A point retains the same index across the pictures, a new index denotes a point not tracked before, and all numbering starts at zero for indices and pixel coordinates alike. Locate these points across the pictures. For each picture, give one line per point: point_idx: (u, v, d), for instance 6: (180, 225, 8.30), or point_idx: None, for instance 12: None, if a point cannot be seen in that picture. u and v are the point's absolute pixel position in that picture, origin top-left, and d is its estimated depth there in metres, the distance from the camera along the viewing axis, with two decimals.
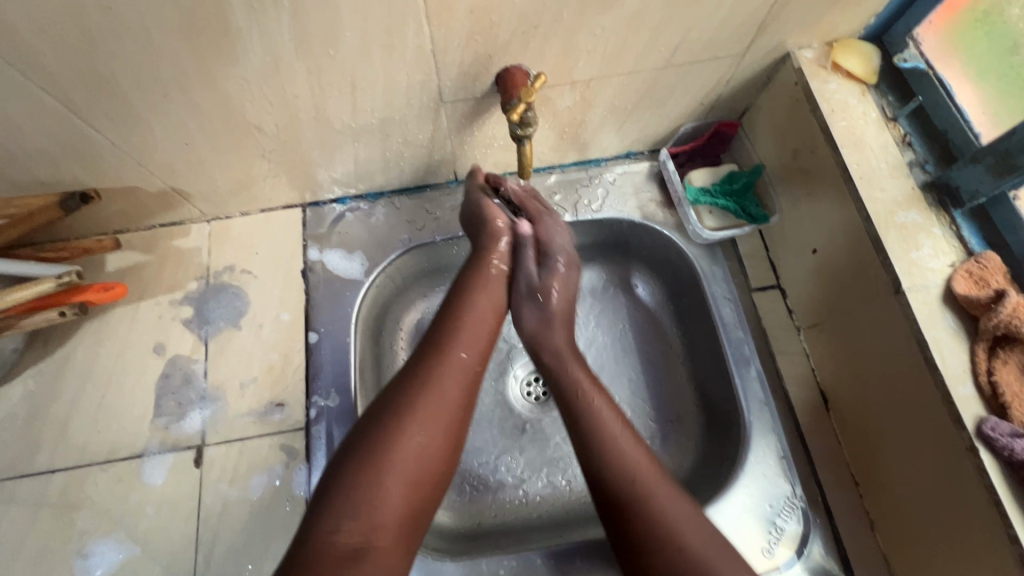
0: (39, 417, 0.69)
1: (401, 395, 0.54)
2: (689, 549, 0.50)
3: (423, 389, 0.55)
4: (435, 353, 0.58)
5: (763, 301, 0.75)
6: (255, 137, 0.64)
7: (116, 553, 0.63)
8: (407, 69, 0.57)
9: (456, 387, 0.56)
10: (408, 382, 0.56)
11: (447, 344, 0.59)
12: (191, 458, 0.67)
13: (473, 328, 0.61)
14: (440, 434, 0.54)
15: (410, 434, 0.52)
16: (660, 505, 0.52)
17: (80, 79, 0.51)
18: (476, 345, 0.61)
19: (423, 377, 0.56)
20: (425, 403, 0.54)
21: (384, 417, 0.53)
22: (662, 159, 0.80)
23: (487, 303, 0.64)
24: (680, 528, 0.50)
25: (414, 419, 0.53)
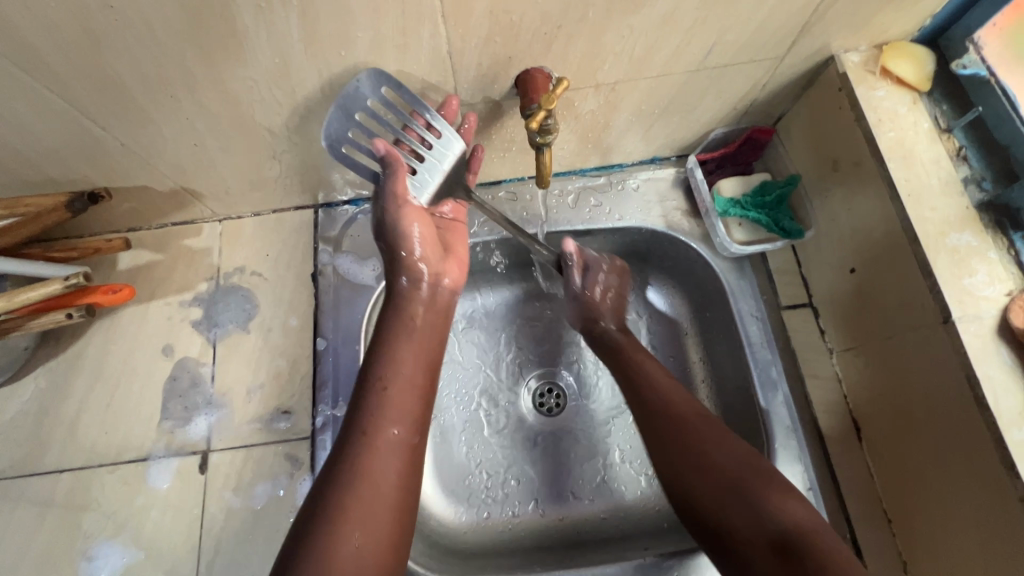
0: (49, 415, 0.69)
1: (330, 486, 0.49)
2: (714, 458, 0.56)
3: (357, 475, 0.49)
4: (354, 449, 0.50)
5: (793, 320, 0.71)
6: (266, 139, 0.62)
7: (119, 557, 0.63)
8: (422, 70, 0.54)
9: (394, 468, 0.51)
10: (319, 515, 0.47)
11: (368, 443, 0.51)
12: (196, 463, 0.66)
13: (400, 415, 0.53)
14: (382, 526, 0.48)
15: (352, 531, 0.46)
16: (712, 454, 0.56)
17: (85, 78, 0.49)
18: (414, 416, 0.55)
19: (350, 466, 0.49)
20: (360, 501, 0.48)
21: (324, 511, 0.47)
22: (690, 166, 0.76)
23: (420, 363, 0.57)
24: (721, 462, 0.55)
25: (353, 517, 0.47)
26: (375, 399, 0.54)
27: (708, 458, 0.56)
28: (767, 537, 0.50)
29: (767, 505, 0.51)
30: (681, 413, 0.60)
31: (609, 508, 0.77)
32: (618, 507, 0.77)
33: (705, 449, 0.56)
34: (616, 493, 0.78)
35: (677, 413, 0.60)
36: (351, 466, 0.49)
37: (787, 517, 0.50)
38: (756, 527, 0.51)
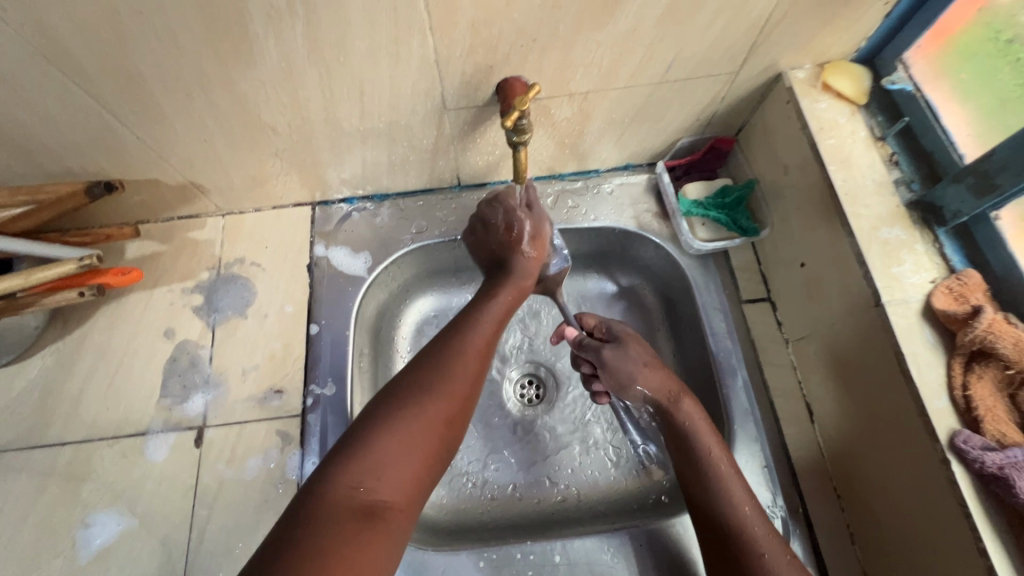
0: (54, 391, 0.73)
1: (417, 375, 0.56)
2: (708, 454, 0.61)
3: (441, 377, 0.56)
4: (449, 351, 0.59)
5: (753, 313, 0.77)
6: (270, 137, 0.68)
7: (116, 525, 0.66)
8: (412, 77, 0.61)
9: (467, 379, 0.58)
10: (402, 392, 0.55)
11: (461, 349, 0.59)
12: (192, 438, 0.70)
13: (483, 342, 0.61)
14: (453, 415, 0.55)
15: (429, 409, 0.53)
16: (741, 512, 0.58)
17: (111, 76, 0.56)
18: (490, 347, 0.62)
19: (435, 366, 0.57)
20: (437, 394, 0.55)
21: (405, 390, 0.55)
22: (659, 171, 0.82)
23: (504, 307, 0.65)
24: (753, 528, 0.57)
25: (432, 398, 0.54)
26: (467, 326, 0.62)
27: (705, 453, 0.61)
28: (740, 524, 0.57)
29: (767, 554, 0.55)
30: (674, 394, 0.65)
31: (582, 492, 0.81)
32: (590, 491, 0.81)
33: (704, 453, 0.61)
34: (589, 478, 0.82)
35: (670, 402, 0.65)
36: (396, 421, 0.52)
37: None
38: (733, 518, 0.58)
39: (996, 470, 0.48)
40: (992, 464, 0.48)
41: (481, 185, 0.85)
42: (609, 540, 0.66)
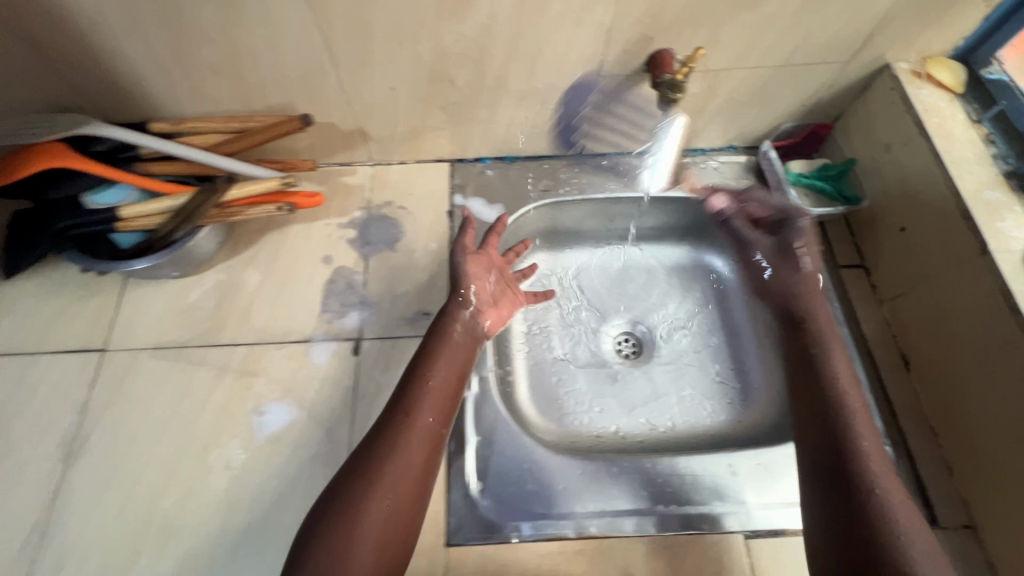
0: (228, 300, 0.83)
1: (361, 459, 0.60)
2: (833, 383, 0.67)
3: (389, 457, 0.60)
4: (399, 421, 0.63)
5: (848, 277, 0.85)
6: (444, 91, 0.79)
7: (286, 414, 0.74)
8: (584, 42, 0.72)
9: (422, 452, 0.61)
10: (358, 478, 0.58)
11: (413, 411, 0.63)
12: (350, 347, 0.79)
13: (434, 408, 0.65)
14: (408, 488, 0.59)
15: (380, 497, 0.57)
16: (866, 447, 0.60)
17: (347, 21, 0.67)
18: (447, 407, 0.66)
19: (388, 442, 0.61)
20: (390, 474, 0.59)
21: (354, 480, 0.58)
22: (764, 149, 0.91)
23: (454, 367, 0.69)
24: (866, 460, 0.59)
25: (382, 486, 0.58)
26: (414, 394, 0.65)
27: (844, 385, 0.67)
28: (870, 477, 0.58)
29: (876, 486, 0.57)
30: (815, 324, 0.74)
31: (679, 433, 0.89)
32: (687, 432, 0.89)
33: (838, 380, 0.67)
34: (685, 422, 0.90)
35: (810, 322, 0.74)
36: (354, 510, 0.56)
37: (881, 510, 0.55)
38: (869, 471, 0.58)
39: None
40: None
41: (600, 155, 0.96)
42: (731, 459, 0.72)
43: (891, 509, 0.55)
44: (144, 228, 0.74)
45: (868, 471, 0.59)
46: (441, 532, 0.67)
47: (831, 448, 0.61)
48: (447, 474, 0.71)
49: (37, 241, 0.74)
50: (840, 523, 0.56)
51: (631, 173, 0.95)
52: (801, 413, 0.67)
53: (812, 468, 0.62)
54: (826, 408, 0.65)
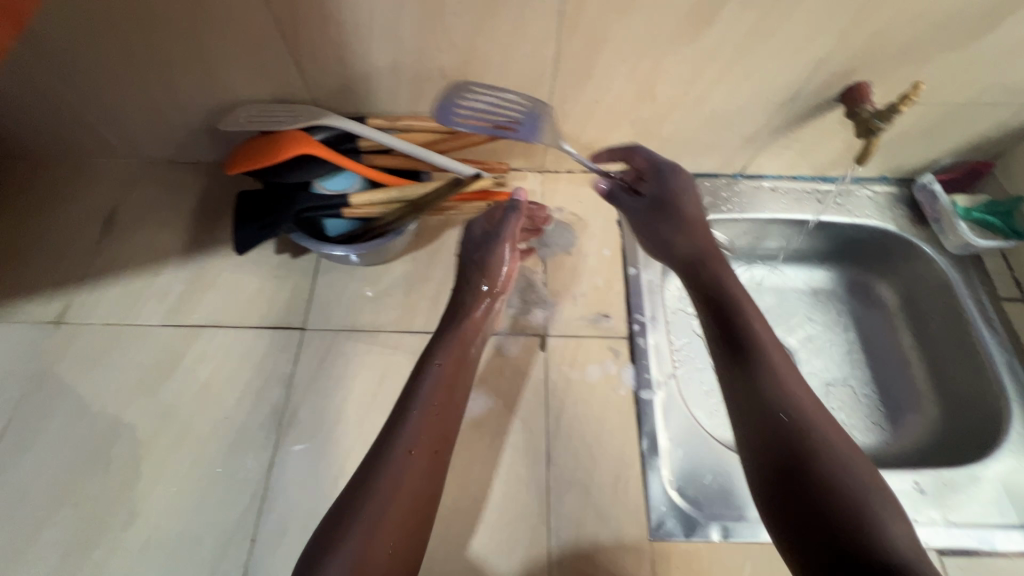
0: (416, 289, 0.87)
1: (352, 487, 0.57)
2: (771, 355, 0.62)
3: (369, 482, 0.57)
4: (377, 446, 0.60)
5: (1011, 309, 0.88)
6: (642, 106, 0.84)
7: (483, 403, 0.77)
8: (791, 70, 0.77)
9: (412, 486, 0.57)
10: (347, 506, 0.55)
11: (393, 440, 0.60)
12: (537, 343, 0.82)
13: (421, 434, 0.61)
14: (405, 527, 0.55)
15: (381, 534, 0.54)
16: (829, 439, 0.54)
17: (585, 37, 0.72)
18: (444, 440, 0.62)
19: (367, 465, 0.58)
20: (380, 506, 0.55)
21: (342, 505, 0.55)
22: (927, 182, 0.95)
23: (443, 391, 0.66)
24: (830, 458, 0.53)
25: (376, 521, 0.54)
26: (397, 421, 0.62)
27: (771, 355, 0.62)
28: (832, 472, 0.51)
29: (832, 483, 0.51)
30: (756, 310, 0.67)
31: None
32: None
33: (767, 356, 0.61)
34: None
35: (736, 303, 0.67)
36: (348, 539, 0.53)
37: (879, 529, 0.47)
38: (839, 469, 0.52)
39: None
40: None
41: (758, 177, 1.00)
42: (912, 475, 0.76)
43: (869, 502, 0.50)
44: (371, 207, 0.78)
45: (840, 470, 0.51)
46: (643, 527, 0.70)
47: (788, 448, 0.54)
48: (644, 470, 0.73)
49: (279, 220, 0.77)
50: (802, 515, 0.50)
51: (789, 196, 0.99)
52: (750, 420, 0.57)
53: (754, 449, 0.56)
54: (780, 387, 0.59)
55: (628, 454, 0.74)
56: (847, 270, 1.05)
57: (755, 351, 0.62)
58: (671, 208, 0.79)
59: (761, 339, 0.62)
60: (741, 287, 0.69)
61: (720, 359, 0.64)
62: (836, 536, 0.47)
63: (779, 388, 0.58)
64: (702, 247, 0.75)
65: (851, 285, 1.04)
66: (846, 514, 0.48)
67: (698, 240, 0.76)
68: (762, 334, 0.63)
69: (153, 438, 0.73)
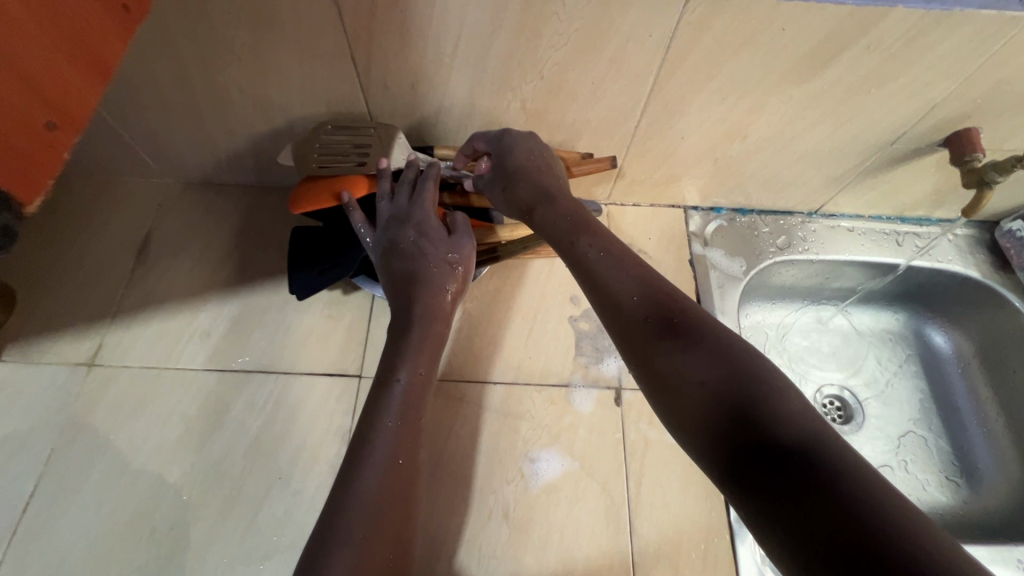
0: (479, 333, 0.80)
1: (336, 495, 0.50)
2: (658, 298, 0.51)
3: (356, 489, 0.50)
4: (359, 448, 0.54)
5: None
6: (729, 144, 0.78)
7: (558, 463, 0.72)
8: (898, 115, 0.71)
9: (393, 493, 0.51)
10: (336, 512, 0.49)
11: (371, 440, 0.54)
12: (611, 396, 0.77)
13: (397, 439, 0.55)
14: (392, 544, 0.49)
15: (367, 548, 0.47)
16: (720, 382, 0.43)
17: (686, 74, 0.66)
18: (412, 440, 0.56)
19: (354, 467, 0.52)
20: (371, 516, 0.49)
21: (329, 513, 0.49)
22: (1015, 229, 0.90)
23: (421, 391, 0.60)
24: (781, 395, 0.41)
25: (367, 534, 0.47)
26: (370, 423, 0.56)
27: (639, 297, 0.51)
28: (744, 420, 0.41)
29: (754, 431, 0.40)
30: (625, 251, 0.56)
31: None
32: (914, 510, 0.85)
33: (669, 299, 0.50)
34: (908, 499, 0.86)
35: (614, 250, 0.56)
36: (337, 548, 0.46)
37: (846, 456, 0.36)
38: (743, 412, 0.41)
39: None
40: None
41: (833, 216, 0.95)
42: (1011, 552, 0.71)
43: (844, 462, 0.35)
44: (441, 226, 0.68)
45: (760, 391, 0.42)
46: None
47: (711, 400, 0.43)
48: (734, 546, 0.68)
49: (346, 264, 0.71)
50: (742, 453, 0.39)
51: (866, 238, 0.94)
52: (655, 372, 0.47)
53: (686, 410, 0.44)
54: (677, 327, 0.48)
55: (716, 525, 0.69)
56: (921, 314, 1.00)
57: (626, 293, 0.52)
58: (506, 167, 0.68)
59: (655, 282, 0.52)
60: (627, 250, 0.56)
61: (604, 312, 0.53)
62: (806, 489, 0.35)
63: (680, 331, 0.48)
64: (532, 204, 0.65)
65: (922, 330, 0.99)
66: (804, 461, 0.36)
67: (578, 216, 0.62)
68: (617, 275, 0.54)
69: (200, 500, 0.67)
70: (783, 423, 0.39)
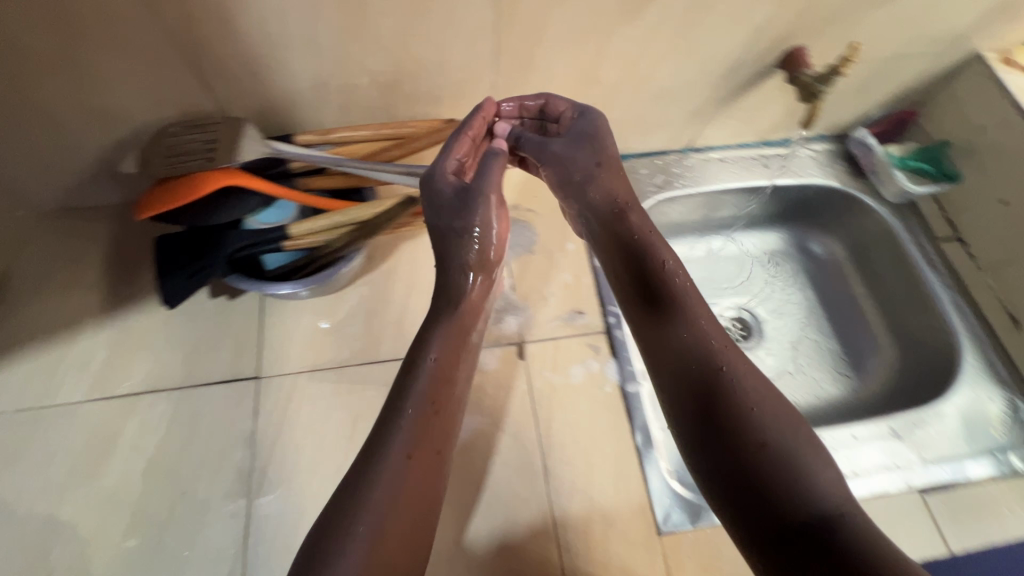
0: (378, 314, 0.80)
1: (343, 495, 0.50)
2: (718, 360, 0.57)
3: (379, 485, 0.50)
4: (380, 445, 0.53)
5: (949, 249, 0.93)
6: (588, 90, 0.80)
7: (469, 424, 0.73)
8: (729, 41, 0.76)
9: (411, 486, 0.51)
10: (356, 505, 0.49)
11: (389, 439, 0.53)
12: (514, 351, 0.79)
13: (416, 437, 0.54)
14: (410, 532, 0.50)
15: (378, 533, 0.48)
16: (762, 442, 0.51)
17: (521, 25, 0.67)
18: (435, 435, 0.56)
19: (377, 464, 0.51)
20: (389, 509, 0.49)
21: (348, 506, 0.49)
22: (861, 136, 0.98)
23: (439, 383, 0.59)
24: (825, 473, 0.49)
25: (382, 521, 0.48)
26: (389, 419, 0.55)
27: (713, 352, 0.57)
28: (772, 475, 0.49)
29: (763, 483, 0.49)
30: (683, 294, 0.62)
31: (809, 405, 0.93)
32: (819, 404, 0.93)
33: (716, 362, 0.57)
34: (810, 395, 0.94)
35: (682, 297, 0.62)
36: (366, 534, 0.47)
37: (815, 502, 0.47)
38: (775, 471, 0.49)
39: None
40: None
41: (705, 149, 1.00)
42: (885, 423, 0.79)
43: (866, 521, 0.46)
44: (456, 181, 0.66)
45: (776, 432, 0.52)
46: (651, 523, 0.69)
47: (726, 451, 0.52)
48: (642, 466, 0.72)
49: (210, 266, 0.68)
50: (713, 452, 0.53)
51: (737, 165, 0.99)
52: (688, 415, 0.56)
53: (716, 458, 0.53)
54: (720, 378, 0.56)
55: (625, 452, 0.73)
56: (799, 229, 1.07)
57: (709, 348, 0.58)
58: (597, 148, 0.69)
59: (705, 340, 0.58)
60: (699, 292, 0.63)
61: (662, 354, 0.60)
62: (790, 537, 0.46)
63: (725, 387, 0.55)
64: (620, 203, 0.69)
65: (803, 242, 1.07)
66: (827, 533, 0.45)
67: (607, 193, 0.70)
68: (677, 322, 0.61)
69: (101, 531, 0.65)
70: (827, 503, 0.47)
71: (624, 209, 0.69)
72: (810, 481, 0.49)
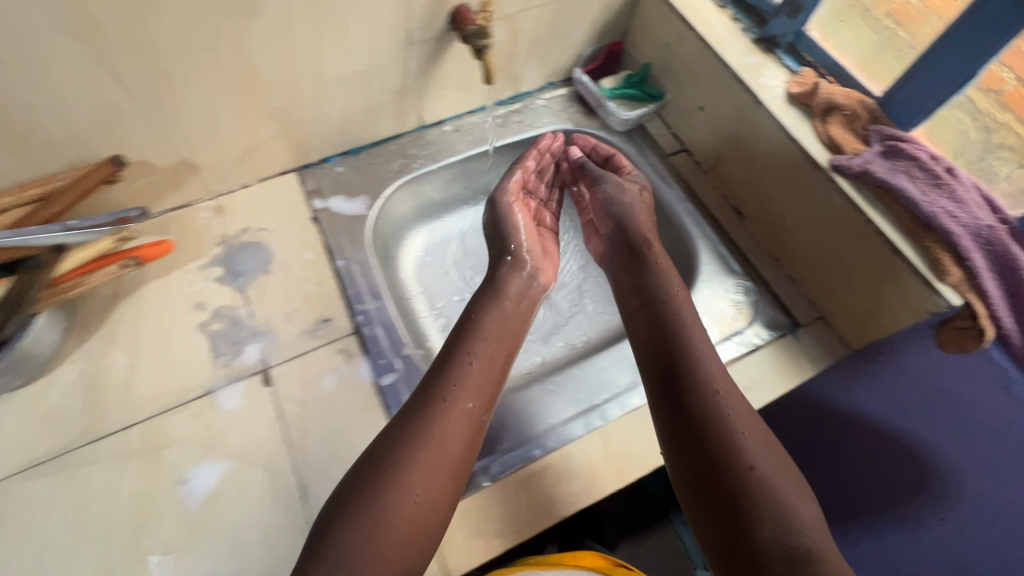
0: (98, 385, 0.73)
1: (362, 469, 0.56)
2: (725, 387, 0.61)
3: (417, 441, 0.57)
4: (438, 402, 0.61)
5: (678, 162, 1.00)
6: (264, 96, 0.77)
7: (215, 471, 0.69)
8: (382, 16, 0.75)
9: (459, 434, 0.60)
10: (373, 475, 0.55)
11: (450, 393, 0.62)
12: (259, 380, 0.75)
13: (476, 395, 0.63)
14: (443, 480, 0.57)
15: (410, 488, 0.54)
16: (750, 450, 0.56)
17: (127, 45, 0.63)
18: (485, 380, 0.65)
19: (424, 423, 0.59)
20: (433, 456, 0.57)
21: (356, 489, 0.54)
22: (578, 78, 1.02)
23: (490, 345, 0.69)
24: (779, 479, 0.54)
25: (410, 474, 0.55)
26: (441, 379, 0.63)
27: (706, 385, 0.61)
28: (753, 479, 0.54)
29: (757, 481, 0.54)
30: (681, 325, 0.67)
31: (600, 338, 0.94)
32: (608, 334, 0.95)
33: (721, 390, 0.60)
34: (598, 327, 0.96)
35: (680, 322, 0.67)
36: (365, 502, 0.53)
37: (800, 530, 0.51)
38: (763, 480, 0.54)
39: (858, 167, 0.72)
40: (854, 166, 0.72)
41: (440, 123, 1.00)
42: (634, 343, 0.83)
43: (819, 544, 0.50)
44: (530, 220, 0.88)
45: (766, 454, 0.56)
46: None
47: (714, 462, 0.56)
48: None
49: None
50: (699, 462, 0.57)
51: (474, 131, 1.00)
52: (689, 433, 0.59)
53: (696, 480, 0.56)
54: (711, 393, 0.60)
55: None
56: None
57: (708, 371, 0.62)
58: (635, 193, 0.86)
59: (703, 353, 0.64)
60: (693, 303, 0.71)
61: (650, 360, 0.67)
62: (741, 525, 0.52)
63: (723, 411, 0.59)
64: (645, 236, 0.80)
65: None
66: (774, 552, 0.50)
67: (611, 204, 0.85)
68: (698, 340, 0.66)
69: None
70: (791, 520, 0.52)
71: (647, 241, 0.80)
72: (788, 517, 0.52)
